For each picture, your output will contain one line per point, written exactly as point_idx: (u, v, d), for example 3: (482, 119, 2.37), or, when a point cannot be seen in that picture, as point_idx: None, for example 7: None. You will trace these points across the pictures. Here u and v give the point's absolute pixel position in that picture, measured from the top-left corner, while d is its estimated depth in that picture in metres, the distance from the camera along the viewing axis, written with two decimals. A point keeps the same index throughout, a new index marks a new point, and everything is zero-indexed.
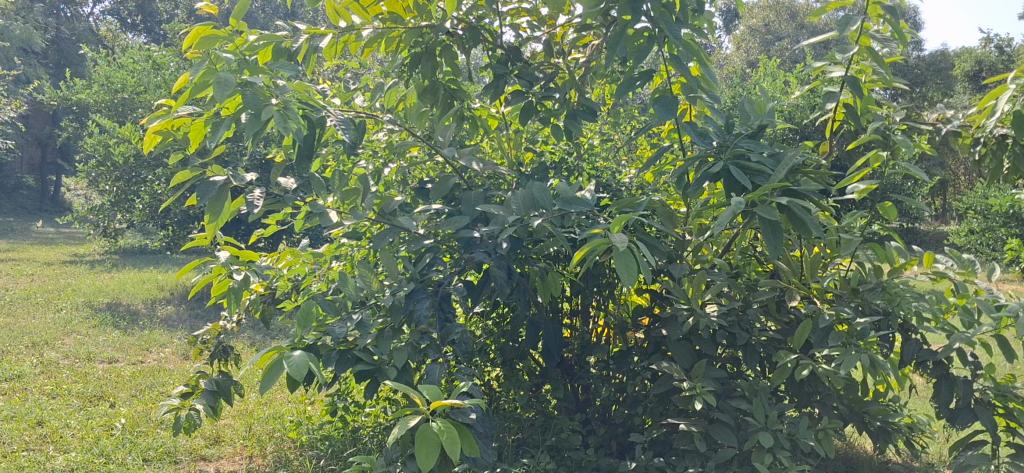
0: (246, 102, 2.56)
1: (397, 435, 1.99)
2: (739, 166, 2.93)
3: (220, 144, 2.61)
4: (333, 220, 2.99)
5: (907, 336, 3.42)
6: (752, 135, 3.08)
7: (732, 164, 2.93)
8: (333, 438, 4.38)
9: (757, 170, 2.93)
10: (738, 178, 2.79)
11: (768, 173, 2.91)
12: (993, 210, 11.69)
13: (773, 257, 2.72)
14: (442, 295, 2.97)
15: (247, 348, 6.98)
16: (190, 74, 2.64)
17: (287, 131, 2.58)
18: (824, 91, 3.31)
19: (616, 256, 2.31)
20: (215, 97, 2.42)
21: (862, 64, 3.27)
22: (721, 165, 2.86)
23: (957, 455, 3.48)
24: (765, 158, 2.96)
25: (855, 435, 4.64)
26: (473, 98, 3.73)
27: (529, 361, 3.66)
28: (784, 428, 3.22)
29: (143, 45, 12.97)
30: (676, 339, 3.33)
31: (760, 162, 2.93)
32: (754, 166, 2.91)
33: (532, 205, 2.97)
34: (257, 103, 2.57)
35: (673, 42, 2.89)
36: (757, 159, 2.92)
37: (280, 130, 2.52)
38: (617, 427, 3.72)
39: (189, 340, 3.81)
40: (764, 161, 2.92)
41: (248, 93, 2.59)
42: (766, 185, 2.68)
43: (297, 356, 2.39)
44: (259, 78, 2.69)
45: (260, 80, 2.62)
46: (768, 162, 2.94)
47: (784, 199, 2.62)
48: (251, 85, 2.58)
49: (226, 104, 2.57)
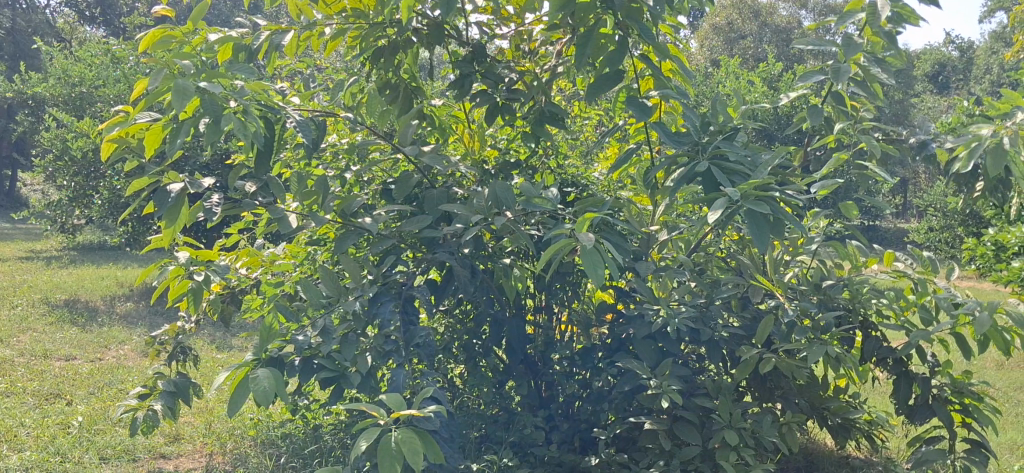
0: (205, 107, 2.55)
1: (358, 452, 2.06)
2: (719, 166, 2.91)
3: (179, 150, 2.59)
4: (293, 225, 2.96)
5: (867, 334, 3.45)
6: (730, 136, 3.05)
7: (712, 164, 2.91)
8: (294, 436, 4.34)
9: (736, 169, 2.91)
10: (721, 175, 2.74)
11: (746, 172, 2.90)
12: (951, 209, 11.94)
13: (760, 255, 2.62)
14: (406, 296, 3.02)
15: (207, 346, 6.95)
16: (146, 80, 2.61)
17: (246, 136, 2.58)
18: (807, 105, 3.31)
19: (581, 254, 2.43)
20: (172, 106, 2.41)
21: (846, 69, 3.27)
22: (703, 165, 2.83)
23: (916, 450, 3.57)
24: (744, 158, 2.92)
25: (815, 430, 4.68)
26: (434, 95, 3.67)
27: (493, 358, 3.63)
28: (749, 426, 3.25)
29: (97, 38, 12.78)
30: (641, 338, 3.27)
31: (740, 161, 2.91)
32: (733, 164, 2.88)
33: (497, 203, 3.06)
34: (217, 110, 2.55)
35: (646, 43, 2.90)
36: (736, 158, 2.89)
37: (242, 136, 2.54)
38: (581, 423, 3.61)
39: (147, 340, 3.75)
40: (743, 160, 2.90)
41: (207, 99, 2.57)
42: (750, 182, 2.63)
43: (264, 380, 2.46)
44: (219, 82, 2.67)
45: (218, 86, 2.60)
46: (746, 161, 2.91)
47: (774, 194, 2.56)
48: (209, 90, 2.57)
49: (186, 110, 2.56)
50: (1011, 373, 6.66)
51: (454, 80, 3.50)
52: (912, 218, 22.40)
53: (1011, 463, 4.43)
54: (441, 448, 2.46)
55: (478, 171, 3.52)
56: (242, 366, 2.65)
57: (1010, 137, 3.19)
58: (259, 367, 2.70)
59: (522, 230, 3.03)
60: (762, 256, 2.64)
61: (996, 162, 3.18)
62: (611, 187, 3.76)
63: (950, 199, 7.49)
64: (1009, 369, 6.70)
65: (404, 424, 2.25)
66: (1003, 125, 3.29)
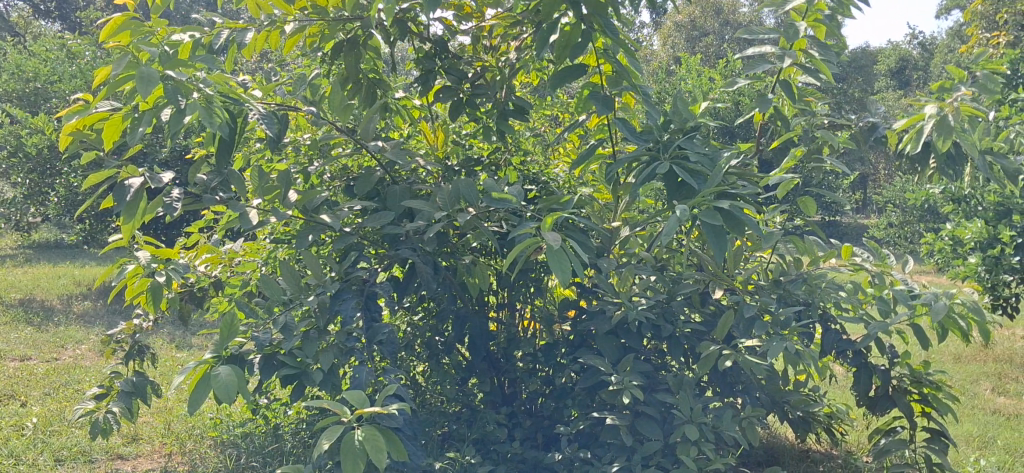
0: (169, 96, 2.53)
1: (320, 451, 2.05)
2: (679, 166, 2.91)
3: (141, 140, 2.56)
4: (253, 221, 2.92)
5: (827, 327, 3.47)
6: (689, 133, 3.05)
7: (672, 164, 2.92)
8: (254, 435, 4.30)
9: (695, 170, 2.90)
10: (683, 177, 2.76)
11: (706, 172, 2.88)
12: (909, 205, 12.11)
13: (720, 262, 2.66)
14: (368, 294, 2.99)
15: (166, 345, 6.86)
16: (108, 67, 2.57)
17: (211, 125, 2.56)
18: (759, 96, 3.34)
19: (548, 253, 2.44)
20: (137, 92, 2.39)
21: (803, 65, 3.31)
22: (664, 166, 2.84)
23: (876, 442, 3.61)
24: (704, 157, 2.90)
25: (776, 425, 4.72)
26: (395, 90, 3.63)
27: (455, 355, 3.61)
28: (710, 420, 3.27)
29: (50, 33, 12.56)
30: (603, 334, 3.28)
31: (699, 161, 2.88)
32: (691, 165, 2.86)
33: (460, 200, 3.06)
34: (181, 98, 2.53)
35: (609, 39, 2.90)
36: (695, 159, 2.88)
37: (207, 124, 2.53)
38: (543, 420, 3.62)
39: (103, 340, 3.70)
40: (703, 160, 2.87)
41: (171, 87, 2.55)
42: (704, 191, 2.64)
43: (224, 375, 2.45)
44: (183, 71, 2.65)
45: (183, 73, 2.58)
46: (706, 161, 2.88)
47: (725, 204, 2.59)
48: (174, 78, 2.55)
49: (149, 98, 2.53)
50: (967, 366, 6.75)
51: (417, 76, 3.50)
52: (872, 214, 22.70)
53: (967, 455, 4.50)
54: (405, 447, 2.44)
55: (440, 167, 3.50)
56: (202, 363, 2.63)
57: (953, 114, 3.26)
58: (219, 364, 2.68)
59: (486, 226, 3.03)
60: (721, 262, 2.68)
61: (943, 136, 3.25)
62: (573, 183, 3.68)
63: (907, 194, 7.57)
64: (965, 363, 6.80)
65: (367, 422, 2.23)
66: (945, 102, 3.36)
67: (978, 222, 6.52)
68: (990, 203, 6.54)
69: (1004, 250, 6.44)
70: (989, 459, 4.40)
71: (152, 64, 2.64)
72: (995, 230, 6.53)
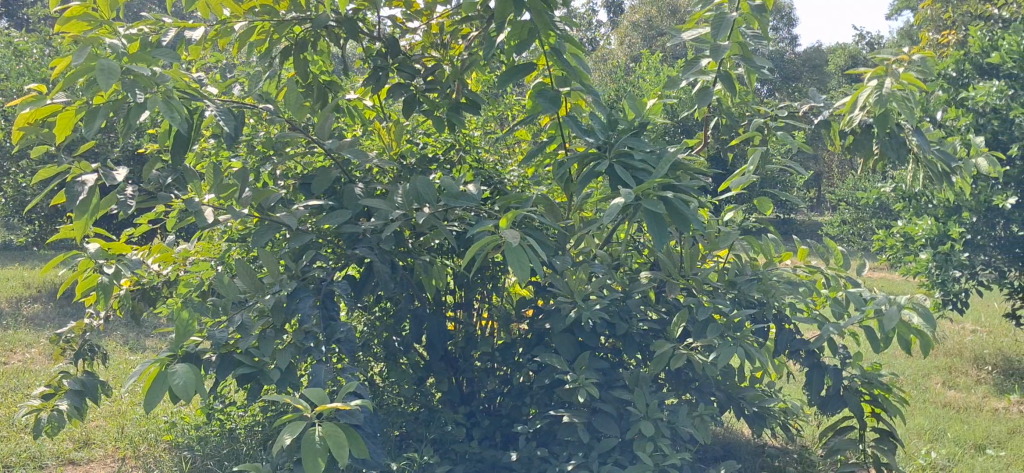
0: (126, 91, 2.48)
1: (282, 447, 2.03)
2: (624, 164, 2.96)
3: (97, 135, 2.51)
4: (209, 220, 2.88)
5: (781, 326, 3.50)
6: (637, 132, 3.07)
7: (616, 162, 2.96)
8: (209, 437, 4.26)
9: (641, 168, 2.95)
10: (624, 175, 2.81)
11: (650, 169, 2.93)
12: (862, 202, 12.31)
13: (659, 253, 2.68)
14: (325, 292, 2.92)
15: (119, 347, 6.77)
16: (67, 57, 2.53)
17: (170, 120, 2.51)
18: (708, 94, 3.36)
19: (506, 251, 2.45)
20: (97, 85, 2.33)
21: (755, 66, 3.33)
22: (606, 164, 2.88)
23: (828, 439, 3.66)
24: (649, 155, 2.95)
25: (732, 421, 4.77)
26: (349, 89, 3.61)
27: (412, 354, 3.60)
28: (665, 417, 3.30)
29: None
30: (560, 332, 3.29)
31: (644, 159, 2.94)
32: (637, 164, 2.91)
33: (416, 198, 3.05)
34: (138, 92, 2.47)
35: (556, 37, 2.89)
36: (641, 156, 2.93)
37: (167, 120, 2.48)
38: (502, 418, 3.63)
39: (51, 339, 3.63)
40: (648, 158, 2.92)
41: (128, 82, 2.49)
42: (648, 182, 2.68)
43: (182, 374, 2.41)
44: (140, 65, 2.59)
45: (143, 68, 2.52)
46: (651, 158, 2.93)
47: (666, 195, 2.63)
48: (132, 72, 2.49)
49: (108, 91, 2.48)
50: (918, 361, 6.88)
51: (369, 74, 3.47)
52: (826, 209, 23.05)
53: (918, 449, 4.59)
54: (368, 444, 2.41)
55: (397, 166, 3.48)
56: (157, 362, 2.60)
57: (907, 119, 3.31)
58: (175, 363, 2.64)
59: (443, 225, 3.02)
60: (662, 253, 2.70)
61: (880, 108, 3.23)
62: (527, 182, 3.64)
63: (859, 192, 7.67)
64: (917, 358, 6.94)
65: (328, 418, 2.24)
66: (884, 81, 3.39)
67: (928, 220, 6.65)
68: (940, 201, 6.65)
69: (954, 247, 6.55)
70: (939, 453, 4.49)
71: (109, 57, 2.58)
72: (944, 228, 6.65)
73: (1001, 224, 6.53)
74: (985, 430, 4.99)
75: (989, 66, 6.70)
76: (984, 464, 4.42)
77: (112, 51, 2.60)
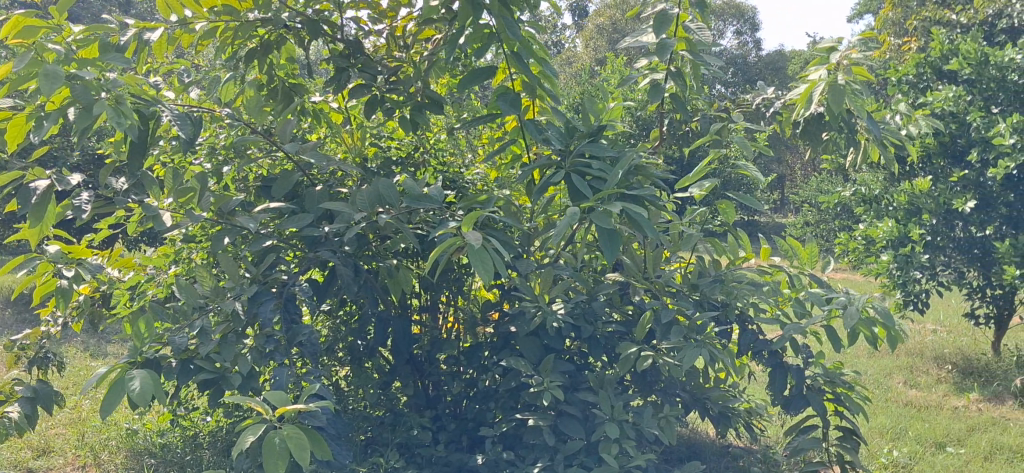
0: (75, 95, 2.44)
1: (242, 450, 2.01)
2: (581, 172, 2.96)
3: (46, 140, 2.47)
4: (167, 225, 2.84)
5: (745, 327, 3.52)
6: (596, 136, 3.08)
7: (573, 171, 2.97)
8: (172, 443, 4.23)
9: (597, 176, 2.96)
10: (579, 184, 2.83)
11: (606, 177, 2.94)
12: (824, 204, 12.46)
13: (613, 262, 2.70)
14: (287, 295, 2.90)
15: (79, 354, 6.68)
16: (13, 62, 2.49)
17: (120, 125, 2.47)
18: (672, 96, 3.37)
19: (469, 252, 2.45)
20: (41, 89, 2.29)
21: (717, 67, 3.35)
22: (562, 173, 2.89)
23: (791, 439, 3.69)
24: (605, 164, 2.96)
25: (697, 421, 4.81)
26: (313, 92, 3.59)
27: (377, 358, 3.58)
28: (630, 418, 3.31)
29: None
30: (525, 335, 3.29)
31: (601, 168, 2.94)
32: (593, 172, 2.92)
33: (378, 200, 3.03)
34: (88, 96, 2.44)
35: (515, 40, 2.88)
36: (597, 166, 2.94)
37: (115, 125, 2.44)
38: (468, 422, 3.62)
39: (6, 344, 3.58)
40: (604, 166, 2.93)
41: (77, 86, 2.45)
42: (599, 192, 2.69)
43: (139, 381, 2.38)
44: (90, 69, 2.55)
45: (92, 72, 2.48)
46: (607, 167, 2.95)
47: (616, 204, 2.65)
48: (81, 77, 2.45)
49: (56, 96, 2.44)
50: (880, 361, 6.98)
51: (331, 75, 3.44)
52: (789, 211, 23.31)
53: (880, 447, 4.65)
54: (331, 446, 2.40)
55: (360, 169, 3.46)
56: (115, 369, 2.56)
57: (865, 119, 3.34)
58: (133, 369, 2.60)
59: (406, 228, 3.00)
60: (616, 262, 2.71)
61: (838, 102, 3.20)
62: (490, 185, 3.64)
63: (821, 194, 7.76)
64: (878, 358, 7.04)
65: (290, 421, 2.22)
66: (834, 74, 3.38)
67: (889, 222, 6.74)
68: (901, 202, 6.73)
69: (914, 248, 6.65)
70: (900, 451, 4.55)
71: (58, 62, 2.55)
72: (905, 229, 6.74)
73: (959, 224, 6.64)
74: (944, 428, 5.07)
75: (948, 71, 6.81)
76: (944, 461, 4.49)
77: (61, 56, 2.57)
